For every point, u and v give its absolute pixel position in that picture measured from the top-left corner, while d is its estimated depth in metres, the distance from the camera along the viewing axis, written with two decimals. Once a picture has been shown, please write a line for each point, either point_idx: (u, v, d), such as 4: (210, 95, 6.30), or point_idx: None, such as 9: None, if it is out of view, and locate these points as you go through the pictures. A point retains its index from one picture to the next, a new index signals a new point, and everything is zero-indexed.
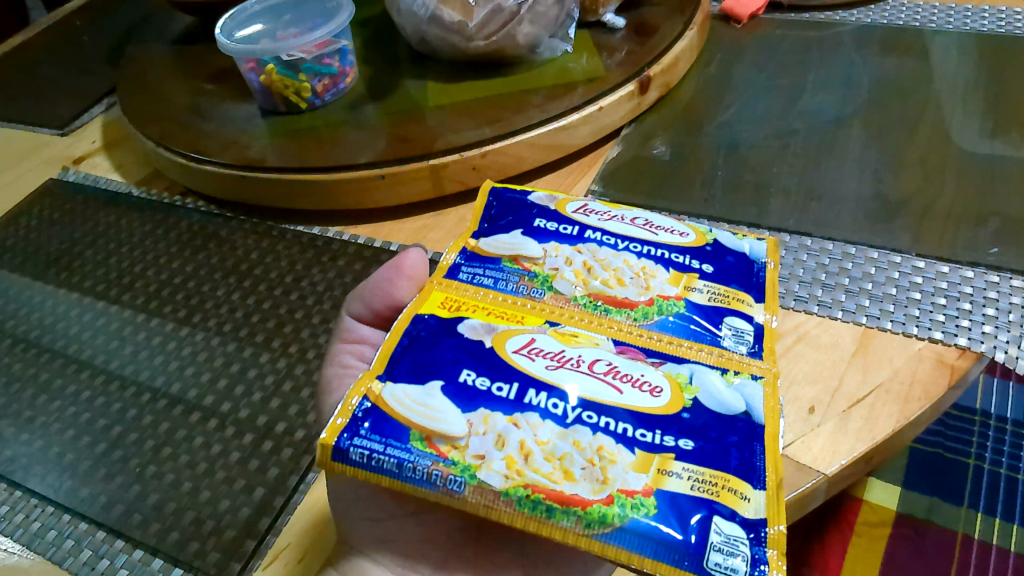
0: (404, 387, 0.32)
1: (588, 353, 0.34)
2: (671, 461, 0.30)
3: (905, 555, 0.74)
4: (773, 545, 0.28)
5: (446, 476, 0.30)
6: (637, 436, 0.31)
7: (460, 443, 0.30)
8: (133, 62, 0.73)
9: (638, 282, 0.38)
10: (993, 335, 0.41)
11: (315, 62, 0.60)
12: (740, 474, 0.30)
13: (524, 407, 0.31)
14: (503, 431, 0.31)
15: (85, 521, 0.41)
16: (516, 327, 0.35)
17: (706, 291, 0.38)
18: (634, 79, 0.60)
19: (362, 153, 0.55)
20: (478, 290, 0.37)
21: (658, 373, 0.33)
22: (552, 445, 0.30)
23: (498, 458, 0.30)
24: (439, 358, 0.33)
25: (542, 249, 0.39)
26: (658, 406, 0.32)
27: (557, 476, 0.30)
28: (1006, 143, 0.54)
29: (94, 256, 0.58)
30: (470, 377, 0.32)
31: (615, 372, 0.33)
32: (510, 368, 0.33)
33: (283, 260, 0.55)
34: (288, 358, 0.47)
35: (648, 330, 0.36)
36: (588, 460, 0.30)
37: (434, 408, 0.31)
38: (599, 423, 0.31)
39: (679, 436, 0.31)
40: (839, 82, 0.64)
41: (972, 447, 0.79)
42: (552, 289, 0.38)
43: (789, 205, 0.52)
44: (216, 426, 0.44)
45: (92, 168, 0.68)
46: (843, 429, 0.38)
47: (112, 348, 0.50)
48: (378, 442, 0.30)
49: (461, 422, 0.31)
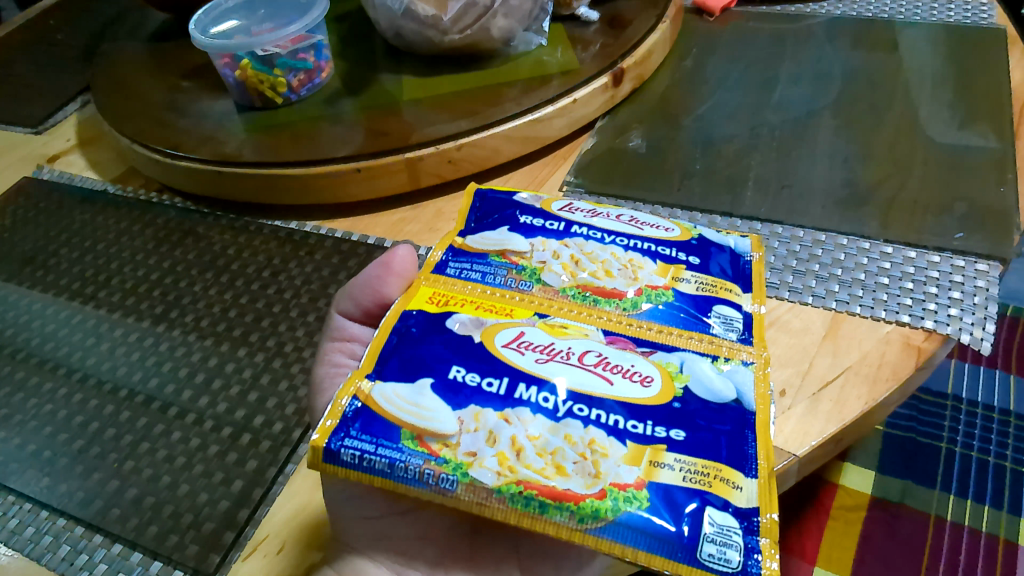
0: (393, 386, 0.32)
1: (578, 345, 0.34)
2: (662, 452, 0.30)
3: (880, 537, 0.73)
4: (765, 534, 0.29)
5: (438, 475, 0.30)
6: (628, 427, 0.31)
7: (450, 441, 0.31)
8: (107, 60, 0.73)
9: (626, 273, 0.39)
10: (958, 318, 0.42)
11: (290, 57, 0.60)
12: (732, 464, 0.30)
13: (515, 404, 0.32)
14: (494, 428, 0.31)
15: (63, 518, 0.40)
16: (504, 321, 0.35)
17: (694, 281, 0.38)
18: (607, 71, 0.61)
19: (340, 146, 0.56)
20: (467, 285, 0.38)
21: (649, 363, 0.34)
22: (543, 440, 0.31)
23: (490, 455, 0.30)
24: (429, 355, 0.33)
25: (529, 244, 0.40)
26: (649, 397, 0.32)
27: (549, 471, 0.30)
28: (974, 133, 0.55)
29: (69, 254, 0.58)
30: (459, 374, 0.32)
31: (602, 361, 0.34)
32: (499, 363, 0.33)
33: (261, 256, 0.55)
34: (266, 353, 0.47)
35: (637, 319, 0.37)
36: (580, 454, 0.30)
37: (425, 407, 0.31)
38: (591, 416, 0.31)
39: (671, 427, 0.31)
40: (812, 74, 0.65)
41: (943, 431, 0.81)
42: (540, 283, 0.38)
43: (761, 193, 0.53)
44: (194, 420, 0.44)
45: (66, 166, 0.68)
46: (814, 411, 0.39)
47: (88, 346, 0.50)
48: (367, 442, 0.31)
49: (450, 420, 0.31)
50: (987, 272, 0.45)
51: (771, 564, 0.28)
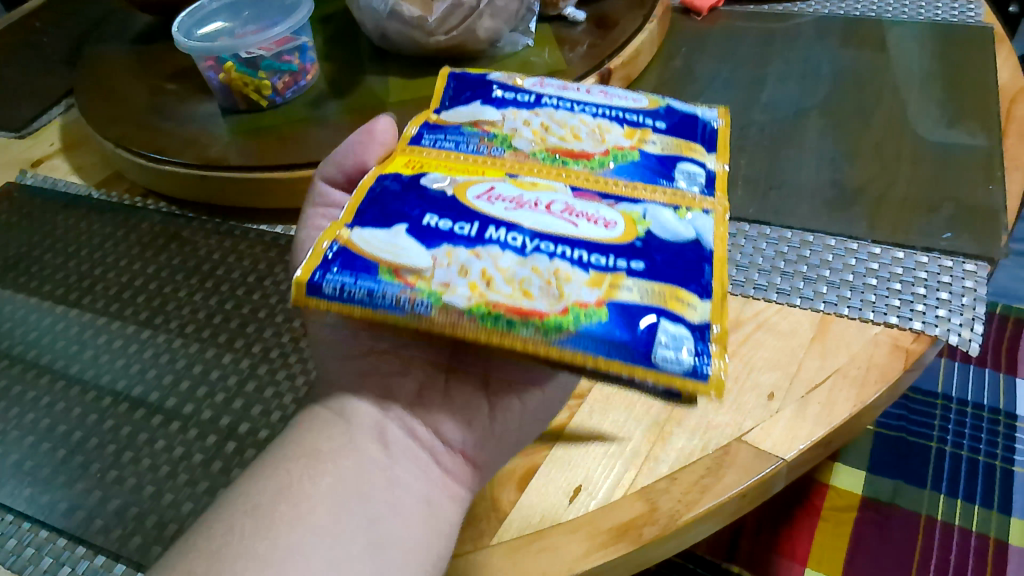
0: (371, 231, 0.31)
1: (545, 197, 0.34)
2: (619, 280, 0.30)
3: (871, 538, 0.73)
4: (715, 341, 0.28)
5: (413, 300, 0.29)
6: (591, 260, 0.31)
7: (424, 273, 0.30)
8: (91, 63, 0.72)
9: (594, 136, 0.38)
10: (946, 319, 0.42)
11: (274, 59, 0.59)
12: (686, 287, 0.30)
13: (477, 242, 0.31)
14: (466, 262, 0.30)
15: (45, 529, 0.40)
16: (475, 178, 0.35)
17: (659, 143, 0.38)
18: (594, 72, 0.60)
19: (326, 150, 0.55)
20: (440, 151, 0.37)
21: (613, 211, 0.34)
22: (513, 270, 0.30)
23: (462, 283, 0.29)
24: (401, 207, 0.32)
25: (501, 114, 0.39)
26: (612, 237, 0.32)
27: (518, 294, 0.29)
28: (962, 132, 0.55)
29: (52, 260, 0.57)
30: (433, 220, 0.32)
31: (569, 207, 0.33)
32: (471, 211, 0.32)
33: (246, 260, 0.54)
34: (251, 359, 0.47)
35: (605, 176, 0.36)
36: (546, 280, 0.30)
37: (400, 246, 0.30)
38: (556, 251, 0.31)
39: (631, 259, 0.31)
40: (800, 73, 0.64)
41: (934, 430, 0.80)
42: (510, 147, 0.38)
43: (750, 194, 0.52)
44: (179, 428, 0.43)
45: (50, 171, 0.67)
46: (803, 415, 0.38)
47: (72, 353, 0.49)
48: (348, 276, 0.29)
49: (424, 256, 0.30)
50: (975, 273, 0.45)
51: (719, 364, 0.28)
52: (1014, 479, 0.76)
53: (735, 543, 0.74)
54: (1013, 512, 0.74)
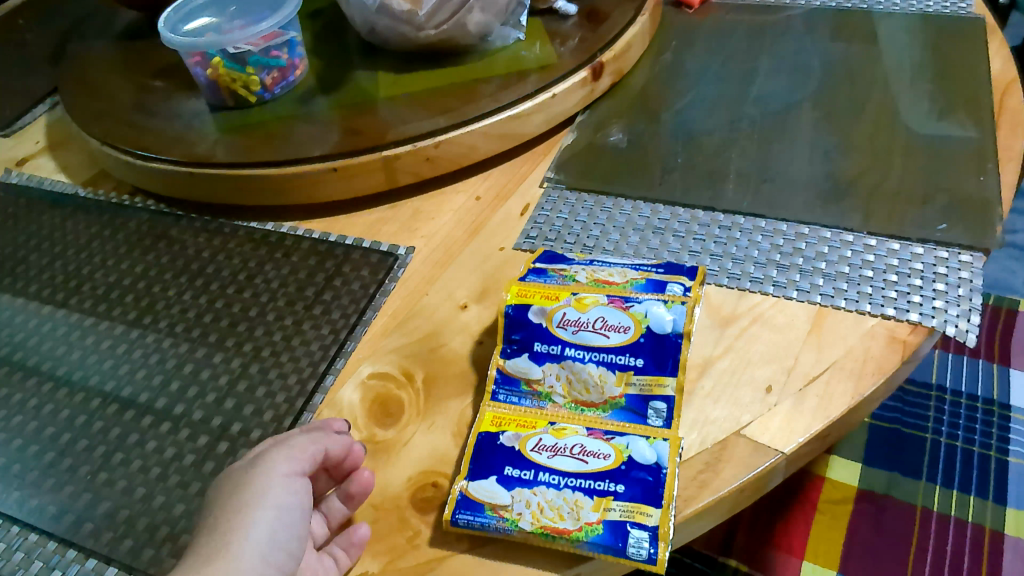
0: (480, 483, 0.36)
1: (571, 440, 0.37)
2: (608, 501, 0.35)
3: (866, 530, 0.72)
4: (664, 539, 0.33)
5: (502, 526, 0.35)
6: (594, 485, 0.35)
7: (506, 506, 0.35)
8: (76, 60, 0.71)
9: (621, 274, 0.42)
10: (943, 310, 0.42)
11: (262, 55, 0.58)
12: (647, 499, 0.35)
13: (534, 481, 0.36)
14: (529, 498, 0.35)
15: (34, 533, 0.39)
16: (524, 433, 0.38)
17: (636, 385, 0.39)
18: (585, 66, 0.60)
19: (315, 146, 0.54)
20: (502, 405, 0.40)
21: (603, 441, 0.37)
22: (557, 500, 0.35)
23: (527, 510, 0.35)
24: (491, 457, 0.37)
25: (568, 265, 0.44)
26: (604, 464, 0.36)
27: (557, 516, 0.34)
28: (953, 124, 0.55)
29: (38, 260, 0.56)
30: (514, 471, 0.36)
31: (579, 448, 0.37)
32: (529, 460, 0.37)
33: (235, 258, 0.53)
34: (242, 358, 0.46)
35: (608, 421, 0.38)
36: (570, 504, 0.35)
37: (494, 492, 0.36)
38: (581, 484, 0.35)
39: (618, 482, 0.35)
40: (791, 65, 0.64)
41: (929, 422, 0.80)
42: (550, 401, 0.39)
43: (742, 187, 0.52)
44: (168, 429, 0.43)
45: (35, 170, 0.66)
46: (800, 409, 0.38)
47: (59, 354, 0.48)
48: (464, 514, 0.35)
49: (506, 492, 0.36)
50: (970, 264, 0.44)
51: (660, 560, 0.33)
52: (1008, 470, 0.76)
53: (730, 539, 0.74)
54: (1009, 502, 0.74)
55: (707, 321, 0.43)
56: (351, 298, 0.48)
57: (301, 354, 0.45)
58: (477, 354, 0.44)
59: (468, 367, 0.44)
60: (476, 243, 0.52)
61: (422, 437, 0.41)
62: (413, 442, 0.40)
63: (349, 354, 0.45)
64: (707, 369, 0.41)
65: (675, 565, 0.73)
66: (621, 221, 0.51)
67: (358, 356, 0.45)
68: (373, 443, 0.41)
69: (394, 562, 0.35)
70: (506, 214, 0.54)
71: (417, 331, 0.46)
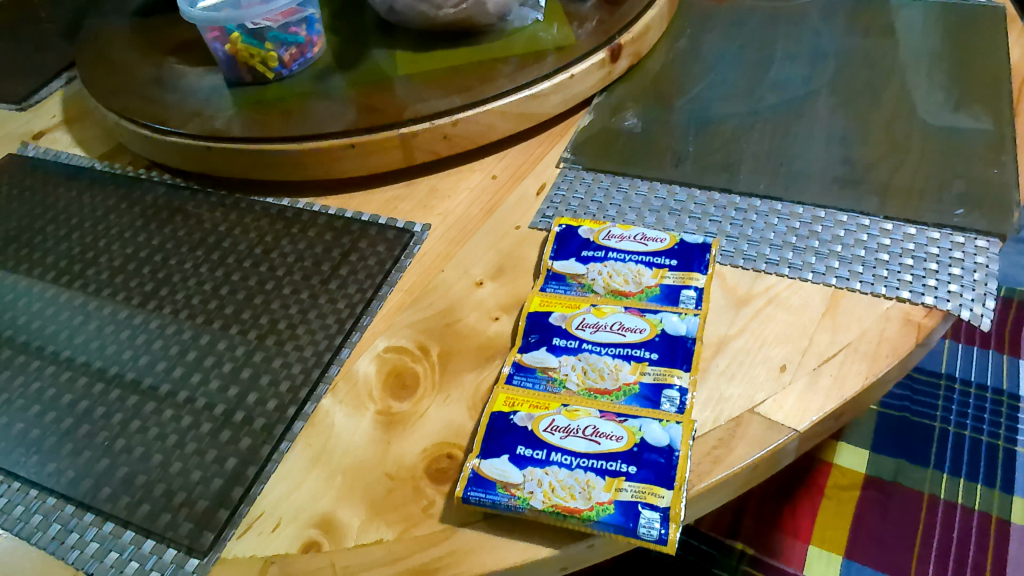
0: (493, 460, 0.36)
1: (583, 421, 0.37)
2: (620, 481, 0.35)
3: (872, 517, 0.73)
4: (674, 526, 0.33)
5: (514, 504, 0.35)
6: (606, 465, 0.35)
7: (517, 484, 0.35)
8: (92, 36, 0.71)
9: (635, 280, 0.44)
10: (958, 294, 0.42)
11: (281, 31, 0.59)
12: (658, 480, 0.35)
13: (546, 461, 0.36)
14: (541, 478, 0.35)
15: (52, 497, 0.40)
16: (536, 412, 0.38)
17: (649, 373, 0.39)
18: (604, 48, 0.60)
19: (333, 122, 0.55)
20: (514, 386, 0.40)
21: (615, 423, 0.37)
22: (567, 479, 0.35)
23: (538, 488, 0.35)
24: (503, 436, 0.37)
25: (585, 267, 0.45)
26: (615, 447, 0.36)
27: (568, 495, 0.34)
28: (970, 112, 0.55)
29: (55, 232, 0.57)
30: (525, 450, 0.36)
31: (592, 429, 0.37)
32: (541, 440, 0.37)
33: (252, 233, 0.54)
34: (258, 330, 0.46)
35: (622, 407, 0.38)
36: (580, 483, 0.35)
37: (505, 471, 0.36)
38: (593, 464, 0.35)
39: (629, 462, 0.35)
40: (808, 52, 0.64)
41: (937, 411, 0.81)
42: (563, 387, 0.39)
43: (758, 170, 0.52)
44: (185, 398, 0.43)
45: (52, 144, 0.67)
46: (814, 388, 0.39)
47: (75, 324, 0.49)
48: (478, 491, 0.35)
49: (517, 472, 0.35)
50: (987, 249, 0.44)
51: (671, 542, 0.33)
52: (1016, 459, 0.76)
53: (738, 521, 0.74)
54: (1016, 492, 0.73)
55: (723, 301, 0.44)
56: (368, 273, 0.49)
57: (318, 327, 0.46)
58: (492, 330, 0.45)
59: (483, 343, 0.44)
60: (493, 221, 0.52)
61: (438, 409, 0.41)
62: (429, 415, 0.41)
63: (365, 328, 0.46)
64: (723, 348, 0.41)
65: (680, 546, 0.73)
66: (638, 202, 0.51)
67: (375, 330, 0.46)
68: (389, 415, 0.41)
69: (409, 531, 0.36)
70: (522, 193, 0.54)
71: (433, 307, 0.46)
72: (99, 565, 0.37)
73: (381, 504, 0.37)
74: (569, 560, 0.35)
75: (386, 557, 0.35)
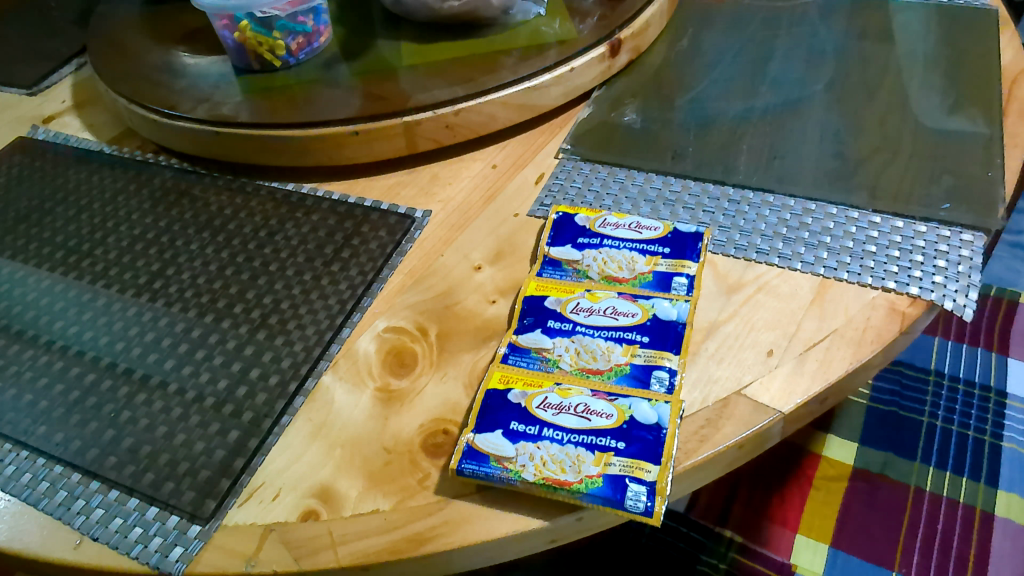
0: (487, 436, 0.37)
1: (574, 399, 0.39)
2: (608, 456, 0.36)
3: (859, 507, 0.74)
4: (661, 499, 0.34)
5: (506, 476, 0.36)
6: (595, 440, 0.37)
7: (509, 458, 0.36)
8: (103, 22, 0.73)
9: (629, 267, 0.45)
10: (942, 285, 0.43)
11: (288, 20, 0.60)
12: (645, 456, 0.36)
13: (538, 436, 0.37)
14: (532, 452, 0.36)
15: (59, 465, 0.41)
16: (530, 390, 0.39)
17: (640, 355, 0.40)
18: (605, 42, 0.61)
19: (338, 109, 0.56)
20: (509, 366, 0.41)
21: (606, 402, 0.38)
22: (558, 454, 0.36)
23: (530, 462, 0.36)
24: (497, 412, 0.38)
25: (581, 253, 0.47)
26: (605, 423, 0.37)
27: (559, 468, 0.36)
28: (963, 112, 0.56)
29: (65, 212, 0.58)
30: (519, 426, 0.38)
31: (583, 407, 0.38)
32: (534, 416, 0.38)
33: (257, 216, 0.55)
34: (262, 309, 0.47)
35: (613, 386, 0.39)
36: (571, 457, 0.36)
37: (498, 446, 0.37)
38: (584, 440, 0.37)
39: (617, 438, 0.37)
40: (806, 51, 0.65)
41: (925, 406, 0.82)
42: (557, 367, 0.41)
43: (753, 163, 0.54)
44: (190, 373, 0.44)
45: (61, 127, 0.68)
46: (800, 370, 0.40)
47: (83, 301, 0.50)
48: (472, 464, 0.36)
49: (510, 446, 0.37)
50: (971, 243, 0.46)
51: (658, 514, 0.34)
52: (1001, 454, 0.77)
53: (727, 509, 0.76)
54: (1000, 485, 0.75)
55: (714, 288, 0.45)
56: (370, 256, 0.50)
57: (320, 307, 0.47)
58: (489, 312, 0.46)
59: (481, 324, 0.45)
60: (492, 208, 0.54)
61: (435, 387, 0.42)
62: (426, 393, 0.42)
63: (366, 309, 0.47)
64: (712, 333, 0.43)
65: (669, 532, 0.75)
66: (633, 192, 0.52)
67: (375, 311, 0.47)
68: (387, 392, 0.42)
69: (405, 501, 0.37)
70: (521, 182, 0.56)
71: (433, 289, 0.48)
72: (104, 530, 0.38)
73: (378, 476, 0.38)
74: (559, 532, 0.36)
75: (382, 525, 0.36)
